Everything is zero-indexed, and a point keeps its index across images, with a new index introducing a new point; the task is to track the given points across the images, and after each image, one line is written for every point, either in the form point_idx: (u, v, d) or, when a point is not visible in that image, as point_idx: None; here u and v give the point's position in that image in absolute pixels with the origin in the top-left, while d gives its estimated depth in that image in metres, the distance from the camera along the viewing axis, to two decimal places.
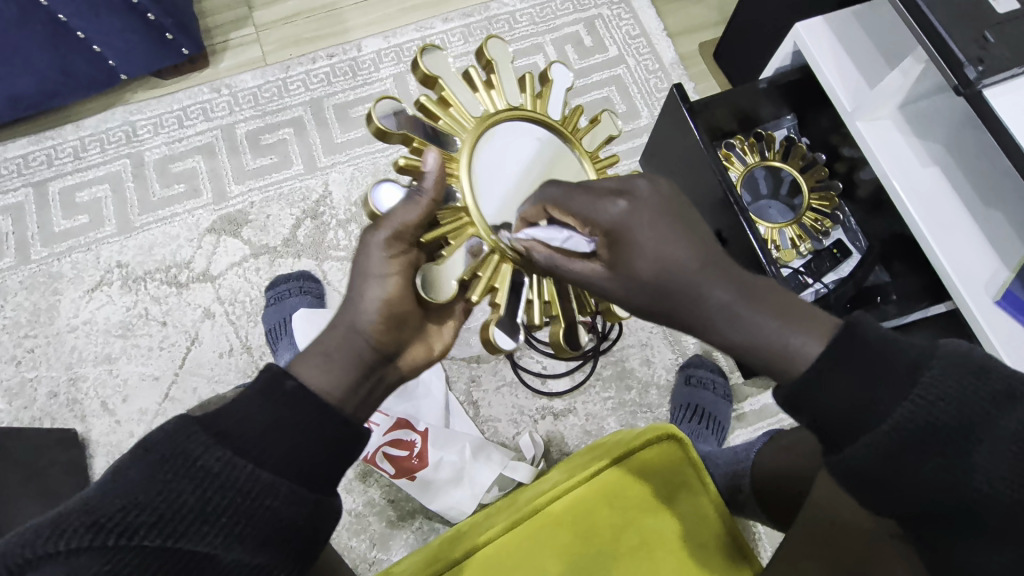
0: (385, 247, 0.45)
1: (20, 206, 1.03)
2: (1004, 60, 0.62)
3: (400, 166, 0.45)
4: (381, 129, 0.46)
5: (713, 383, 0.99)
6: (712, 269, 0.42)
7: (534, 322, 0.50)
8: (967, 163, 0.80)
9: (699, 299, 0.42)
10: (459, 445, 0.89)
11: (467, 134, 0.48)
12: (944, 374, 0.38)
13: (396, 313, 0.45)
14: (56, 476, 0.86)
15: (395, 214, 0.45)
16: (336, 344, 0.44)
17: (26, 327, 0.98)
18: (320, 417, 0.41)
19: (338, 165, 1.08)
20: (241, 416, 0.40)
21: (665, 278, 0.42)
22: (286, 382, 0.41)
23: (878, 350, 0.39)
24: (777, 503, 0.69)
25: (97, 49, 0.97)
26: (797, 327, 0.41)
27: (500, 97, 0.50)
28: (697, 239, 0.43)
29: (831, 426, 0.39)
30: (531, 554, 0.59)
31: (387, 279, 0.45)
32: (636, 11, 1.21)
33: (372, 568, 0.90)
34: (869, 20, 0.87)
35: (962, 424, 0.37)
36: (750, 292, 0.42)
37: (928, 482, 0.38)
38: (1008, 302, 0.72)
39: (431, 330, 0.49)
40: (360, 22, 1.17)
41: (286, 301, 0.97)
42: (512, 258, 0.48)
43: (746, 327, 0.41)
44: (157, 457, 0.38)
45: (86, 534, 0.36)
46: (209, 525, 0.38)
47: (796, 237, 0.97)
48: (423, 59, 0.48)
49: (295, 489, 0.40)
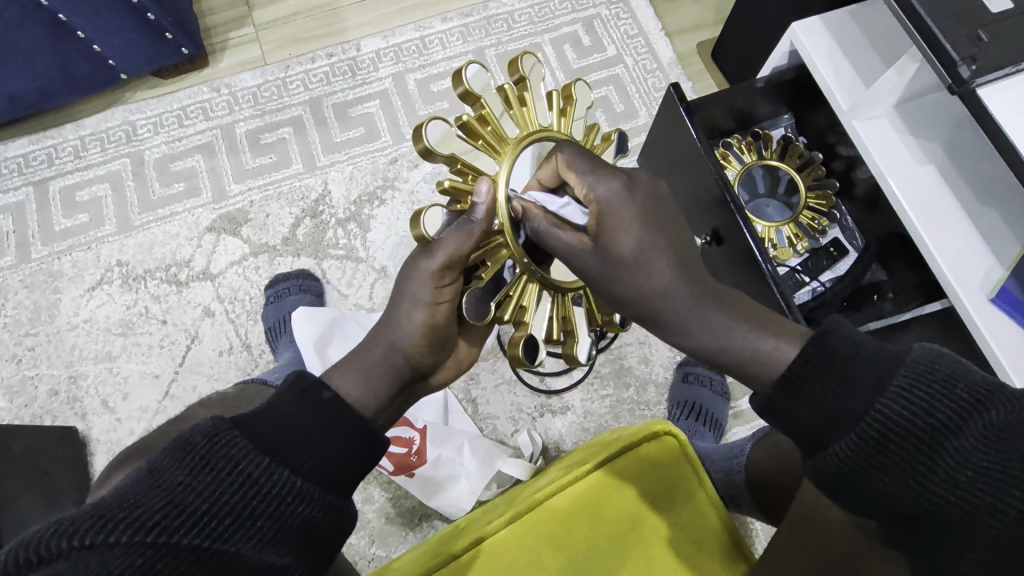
0: (435, 275, 0.48)
1: (20, 206, 1.03)
2: (997, 60, 0.63)
3: (446, 188, 0.48)
4: (427, 148, 0.47)
5: (711, 381, 0.99)
6: (682, 267, 0.46)
7: (552, 337, 0.53)
8: (961, 160, 0.81)
9: (666, 287, 0.46)
10: (458, 442, 0.90)
11: (504, 153, 0.49)
12: (909, 379, 0.38)
13: (437, 336, 0.50)
14: (58, 474, 0.87)
15: (449, 242, 0.47)
16: (379, 363, 0.49)
17: (27, 326, 0.98)
18: (350, 428, 0.45)
19: (338, 164, 1.09)
20: (273, 421, 0.42)
21: (640, 260, 0.46)
22: (322, 392, 0.45)
23: (846, 355, 0.40)
24: (772, 501, 0.70)
25: (96, 49, 0.97)
26: (769, 334, 0.44)
27: (530, 114, 0.51)
28: (672, 236, 0.47)
29: (803, 430, 0.42)
30: (532, 547, 0.60)
31: (433, 306, 0.49)
32: (634, 11, 1.21)
33: (371, 565, 0.90)
34: (865, 20, 0.88)
35: (925, 428, 0.37)
36: (716, 294, 0.46)
37: (894, 488, 0.38)
38: (1003, 301, 0.72)
39: (461, 349, 0.55)
40: (359, 22, 1.17)
41: (286, 299, 0.98)
42: (538, 280, 0.51)
43: (708, 324, 0.45)
44: (196, 458, 0.38)
45: (125, 528, 0.35)
46: (244, 528, 0.38)
47: (794, 236, 0.97)
48: (466, 77, 0.49)
49: (322, 495, 0.42)
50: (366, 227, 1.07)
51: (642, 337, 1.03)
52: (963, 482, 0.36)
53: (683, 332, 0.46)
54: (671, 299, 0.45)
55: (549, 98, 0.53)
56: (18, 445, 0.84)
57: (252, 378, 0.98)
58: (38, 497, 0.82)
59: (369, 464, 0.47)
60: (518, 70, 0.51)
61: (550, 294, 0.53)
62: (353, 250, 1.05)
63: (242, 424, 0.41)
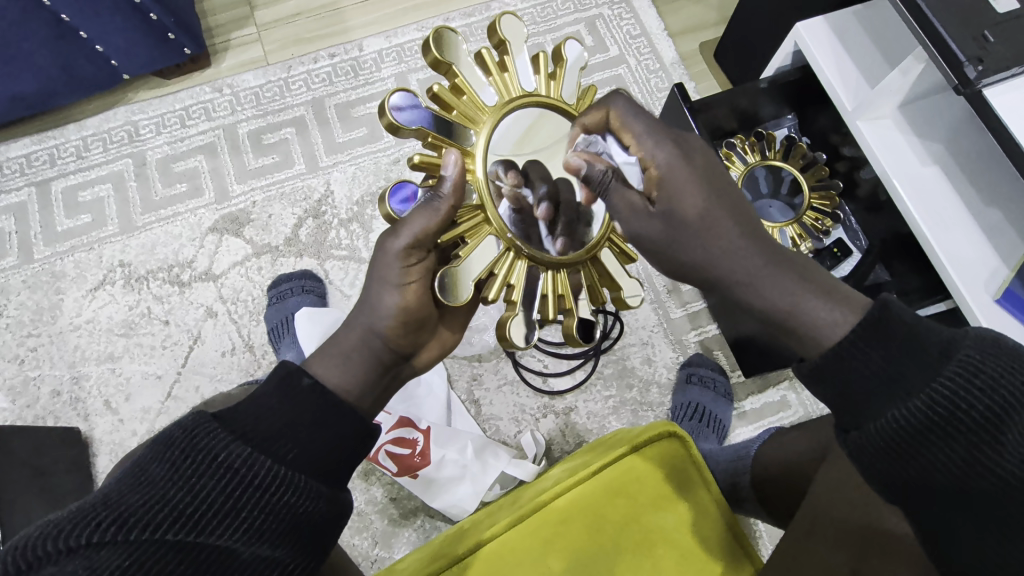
0: (402, 256, 0.49)
1: (23, 206, 1.03)
2: (1004, 60, 0.63)
3: (417, 164, 0.48)
4: (394, 124, 0.48)
5: (714, 381, 0.99)
6: (750, 225, 0.44)
7: (547, 316, 0.54)
8: (967, 162, 0.80)
9: (738, 238, 0.43)
10: (462, 443, 0.89)
11: (482, 122, 0.50)
12: (979, 356, 0.38)
13: (412, 318, 0.50)
14: (61, 475, 0.87)
15: (415, 222, 0.48)
16: (356, 348, 0.50)
17: (29, 326, 0.98)
18: (335, 415, 0.45)
19: (340, 164, 1.09)
20: (254, 416, 0.42)
21: (705, 211, 0.44)
22: (303, 379, 0.45)
23: (912, 329, 0.40)
24: (781, 503, 0.69)
25: (99, 49, 0.97)
26: (834, 303, 0.42)
27: (513, 80, 0.52)
28: (736, 199, 0.45)
29: (850, 400, 0.40)
30: (534, 551, 0.60)
31: (404, 287, 0.49)
32: (636, 11, 1.21)
33: (375, 566, 0.90)
34: (871, 21, 0.88)
35: (991, 407, 0.37)
36: (784, 258, 0.44)
37: (941, 463, 0.38)
38: (1008, 301, 0.72)
39: (443, 330, 0.56)
40: (361, 22, 1.17)
41: (288, 299, 0.97)
42: (525, 257, 0.51)
43: (778, 286, 0.42)
44: (175, 453, 0.40)
45: (107, 527, 0.36)
46: (228, 519, 0.39)
47: (798, 236, 0.96)
48: (435, 45, 0.50)
49: (313, 484, 0.42)
50: (369, 228, 1.06)
51: (644, 337, 1.03)
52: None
53: (753, 288, 0.43)
54: (745, 249, 0.43)
55: (535, 62, 0.54)
56: (21, 447, 0.83)
57: (255, 379, 0.98)
58: (41, 498, 0.82)
59: (363, 453, 0.47)
60: (497, 34, 0.52)
61: (543, 270, 0.53)
62: (355, 251, 1.05)
63: (223, 417, 0.41)
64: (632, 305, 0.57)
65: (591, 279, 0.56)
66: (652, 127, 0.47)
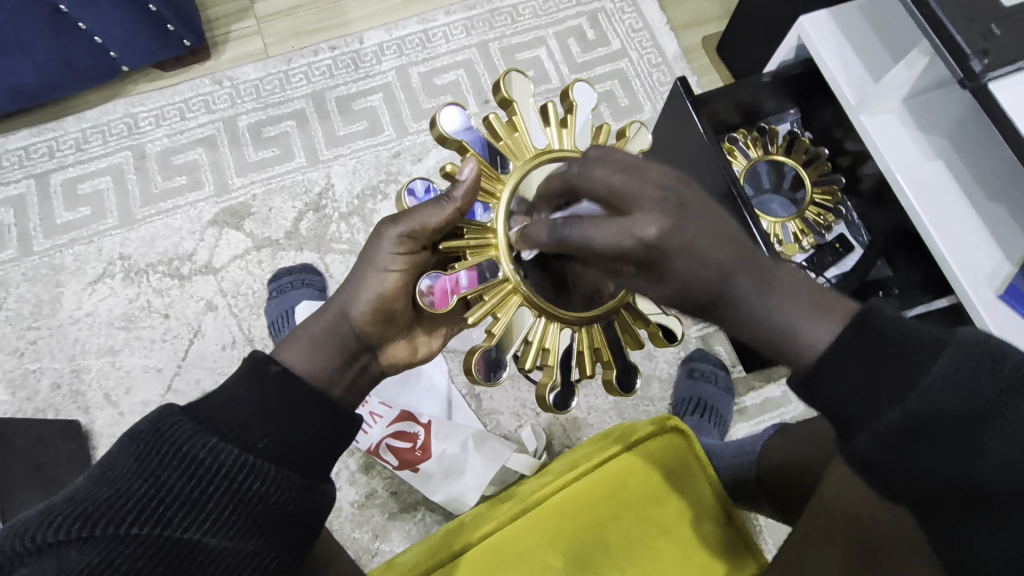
0: (396, 241, 0.51)
1: (22, 198, 1.02)
2: (1009, 53, 0.62)
3: (446, 172, 0.51)
4: (441, 134, 0.51)
5: (715, 377, 0.99)
6: (741, 260, 0.43)
7: (525, 365, 0.51)
8: (969, 156, 0.80)
9: (724, 289, 0.42)
10: (461, 437, 0.88)
11: (522, 160, 0.52)
12: (955, 364, 0.37)
13: (384, 309, 0.52)
14: (62, 467, 0.86)
15: (417, 214, 0.50)
16: (326, 332, 0.50)
17: (29, 319, 0.98)
18: (306, 404, 0.45)
19: (341, 158, 1.08)
20: (228, 402, 0.43)
21: (687, 290, 0.42)
22: (271, 367, 0.45)
23: (890, 337, 0.39)
24: (784, 496, 0.69)
25: (97, 40, 0.97)
26: (811, 314, 0.42)
27: (570, 135, 0.54)
28: (732, 237, 0.43)
29: (837, 407, 0.40)
30: (529, 549, 0.59)
31: (388, 274, 0.51)
32: (639, 4, 1.21)
33: (375, 559, 0.90)
34: (878, 17, 0.87)
35: (972, 412, 0.36)
36: (772, 289, 0.43)
37: (926, 467, 0.38)
38: (1010, 296, 0.72)
39: (418, 335, 0.56)
40: (361, 15, 1.16)
41: (289, 293, 0.97)
42: (521, 294, 0.50)
43: (769, 314, 0.43)
44: (140, 446, 0.39)
45: (74, 523, 0.37)
46: (197, 510, 0.39)
47: (800, 232, 0.97)
48: (505, 83, 0.53)
49: (282, 473, 0.42)
50: (370, 221, 1.06)
51: None
52: (1006, 458, 0.36)
53: (736, 321, 0.44)
54: (732, 292, 0.43)
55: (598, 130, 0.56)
56: (19, 437, 0.83)
57: None
58: (41, 490, 0.82)
59: (343, 442, 0.48)
60: (568, 95, 0.55)
61: (535, 314, 0.51)
62: (356, 245, 1.05)
63: (190, 408, 0.42)
64: (624, 395, 0.55)
65: (583, 345, 0.53)
66: (617, 228, 0.40)
